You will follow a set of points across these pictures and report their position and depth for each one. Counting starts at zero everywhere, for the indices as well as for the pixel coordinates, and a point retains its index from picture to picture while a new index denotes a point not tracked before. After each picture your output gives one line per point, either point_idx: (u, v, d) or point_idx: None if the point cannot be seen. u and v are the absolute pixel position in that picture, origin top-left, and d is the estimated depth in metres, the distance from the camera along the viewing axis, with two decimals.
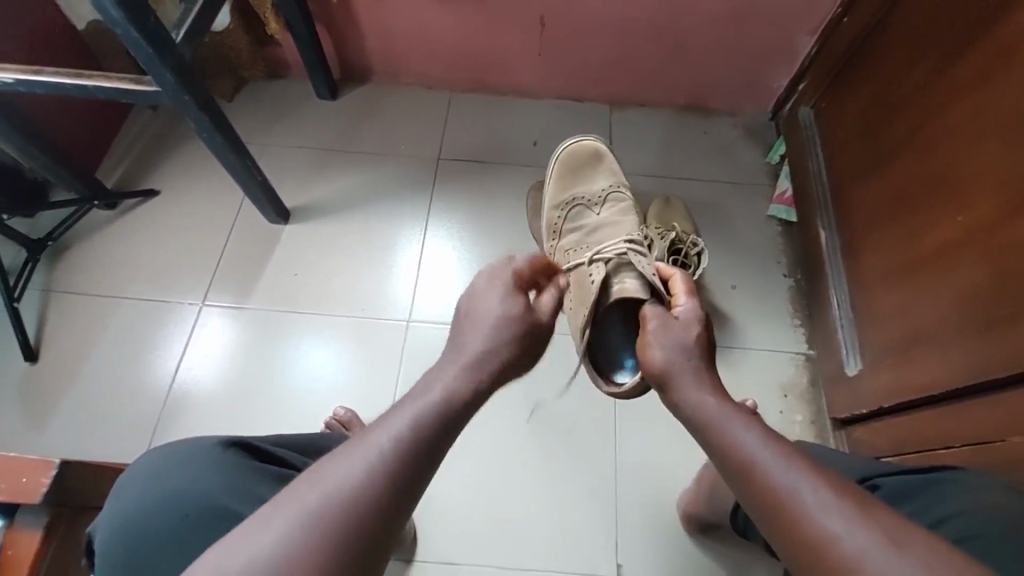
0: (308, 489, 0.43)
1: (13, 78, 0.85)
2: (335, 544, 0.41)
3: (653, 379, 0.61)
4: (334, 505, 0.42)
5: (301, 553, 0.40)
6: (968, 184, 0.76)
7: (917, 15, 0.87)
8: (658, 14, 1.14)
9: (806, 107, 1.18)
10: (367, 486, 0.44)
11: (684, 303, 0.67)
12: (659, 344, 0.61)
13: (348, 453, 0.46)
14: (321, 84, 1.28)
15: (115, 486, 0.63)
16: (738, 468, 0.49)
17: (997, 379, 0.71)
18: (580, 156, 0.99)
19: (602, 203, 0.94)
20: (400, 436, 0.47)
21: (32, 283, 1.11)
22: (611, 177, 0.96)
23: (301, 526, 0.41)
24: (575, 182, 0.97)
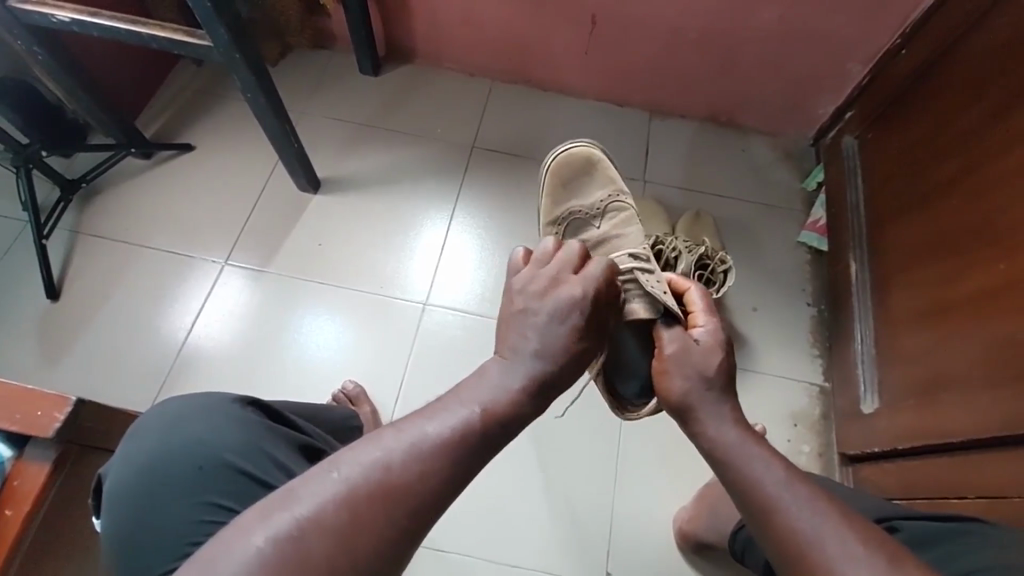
0: (326, 486, 0.43)
1: (69, 17, 0.86)
2: (357, 550, 0.41)
3: (671, 409, 0.59)
4: (361, 506, 0.42)
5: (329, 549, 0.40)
6: (1013, 233, 0.74)
7: (980, 54, 0.85)
8: (713, 27, 1.12)
9: (851, 137, 1.16)
10: (383, 500, 0.42)
11: (702, 324, 0.63)
12: (677, 373, 0.59)
13: (370, 456, 0.44)
14: (364, 58, 1.27)
15: (130, 431, 0.63)
16: (757, 502, 0.49)
17: (1018, 434, 0.69)
18: (574, 164, 0.87)
19: (602, 215, 0.85)
20: (428, 446, 0.45)
21: (62, 223, 1.13)
22: (609, 185, 0.87)
23: (327, 523, 0.41)
24: (571, 195, 0.87)
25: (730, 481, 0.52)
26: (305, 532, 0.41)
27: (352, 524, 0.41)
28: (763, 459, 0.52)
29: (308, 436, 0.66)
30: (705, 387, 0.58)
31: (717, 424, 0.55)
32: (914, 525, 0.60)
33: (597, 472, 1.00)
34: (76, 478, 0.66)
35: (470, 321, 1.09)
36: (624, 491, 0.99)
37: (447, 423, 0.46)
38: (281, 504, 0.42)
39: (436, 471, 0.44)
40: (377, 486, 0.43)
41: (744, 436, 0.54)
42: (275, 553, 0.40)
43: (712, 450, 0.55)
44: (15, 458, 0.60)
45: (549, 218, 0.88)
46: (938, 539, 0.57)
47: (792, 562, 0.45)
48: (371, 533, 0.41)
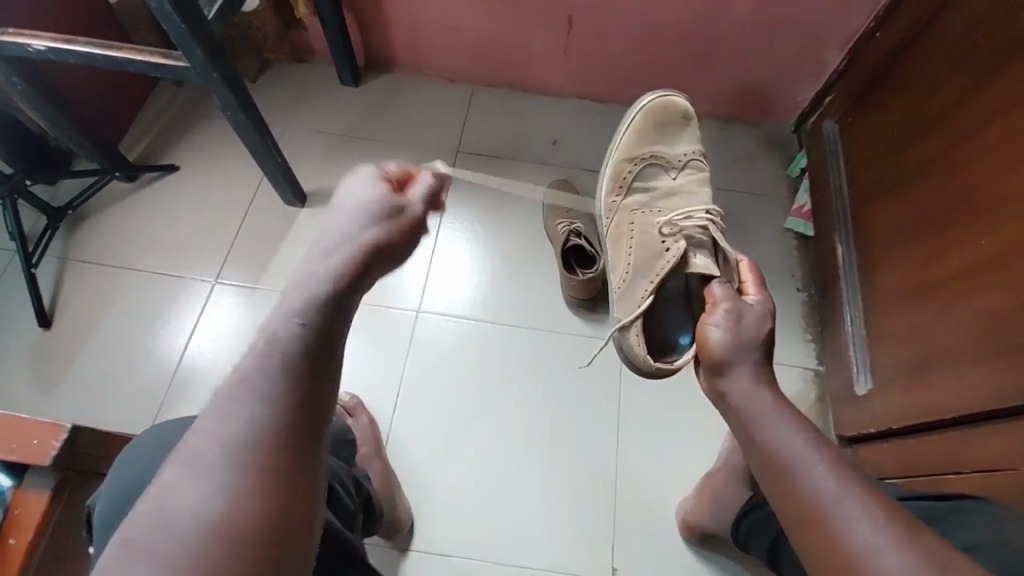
0: (204, 433, 0.43)
1: (46, 46, 0.86)
2: (269, 460, 0.43)
3: (707, 358, 0.59)
4: (254, 429, 0.43)
5: (245, 469, 0.42)
6: (994, 207, 0.75)
7: (952, 32, 0.86)
8: (689, 19, 1.13)
9: (831, 121, 1.17)
10: (264, 417, 0.44)
11: (754, 294, 0.65)
12: (722, 324, 0.59)
13: (230, 387, 0.45)
14: (344, 69, 1.28)
15: (122, 453, 0.63)
16: (774, 466, 0.50)
17: (1010, 407, 0.70)
18: (668, 115, 0.91)
19: (680, 168, 0.88)
20: (275, 355, 0.46)
21: (51, 250, 1.13)
22: (692, 144, 0.90)
23: (231, 456, 0.42)
24: (657, 140, 0.90)
25: (754, 442, 0.53)
26: (206, 471, 0.42)
27: (244, 449, 0.43)
28: (781, 426, 0.52)
29: None
30: (747, 350, 0.58)
31: (750, 388, 0.56)
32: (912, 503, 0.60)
33: (599, 467, 1.01)
34: (76, 505, 0.66)
35: (464, 325, 1.10)
36: (625, 485, 1.00)
37: (276, 326, 0.47)
38: (171, 465, 0.42)
39: (299, 377, 0.46)
40: (256, 410, 0.44)
41: (778, 403, 0.54)
42: (198, 507, 0.41)
43: (741, 409, 0.55)
44: (14, 488, 0.60)
45: (627, 155, 0.88)
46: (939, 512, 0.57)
47: (805, 524, 0.46)
48: (269, 454, 0.43)
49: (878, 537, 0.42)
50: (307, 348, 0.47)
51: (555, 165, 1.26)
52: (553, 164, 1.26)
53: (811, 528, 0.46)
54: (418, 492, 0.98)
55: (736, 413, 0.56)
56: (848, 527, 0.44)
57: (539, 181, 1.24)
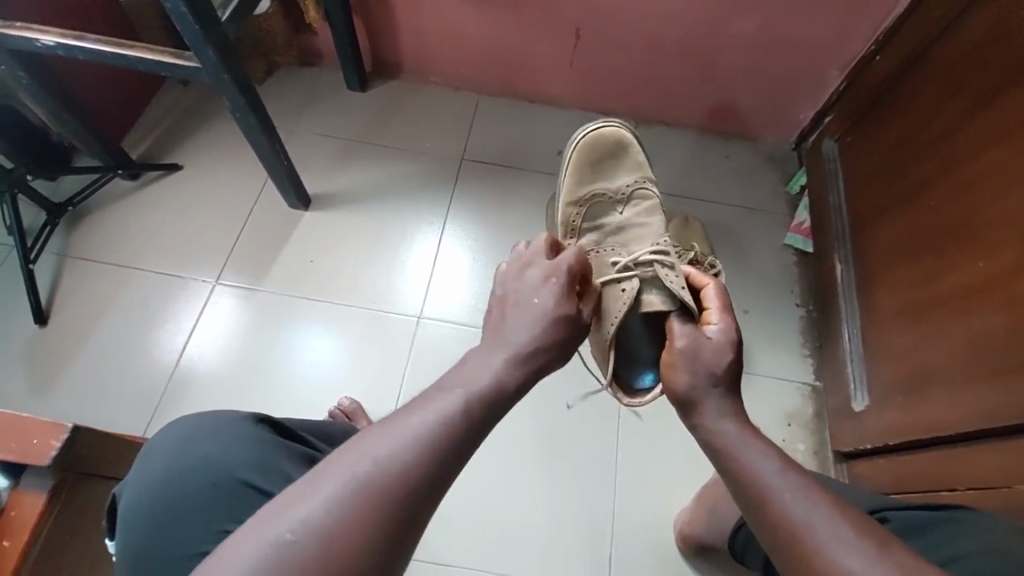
0: (321, 489, 0.42)
1: (55, 42, 0.86)
2: (374, 519, 0.41)
3: (673, 400, 0.60)
4: (378, 480, 0.42)
5: (348, 521, 0.41)
6: (991, 229, 0.76)
7: (952, 56, 0.88)
8: (693, 36, 1.15)
9: (830, 140, 1.18)
10: (377, 502, 0.42)
11: (716, 323, 0.63)
12: (684, 367, 0.60)
13: (365, 453, 0.44)
14: (352, 75, 1.28)
15: (140, 455, 0.62)
16: (750, 494, 0.50)
17: (1004, 427, 0.71)
18: (601, 148, 0.90)
19: (627, 201, 0.88)
20: (433, 423, 0.46)
21: (49, 247, 1.11)
22: (634, 172, 0.90)
23: (343, 499, 0.41)
24: (596, 177, 0.90)
25: (728, 473, 0.53)
26: (301, 539, 0.40)
27: (341, 536, 0.40)
28: (761, 451, 0.53)
29: (315, 450, 0.66)
30: (715, 380, 0.58)
31: (719, 418, 0.56)
32: (903, 514, 0.60)
33: (598, 477, 1.01)
34: (72, 508, 0.64)
35: (467, 332, 1.10)
36: (625, 496, 1.00)
37: (429, 415, 0.47)
38: (278, 511, 0.41)
39: (428, 474, 0.44)
40: (369, 490, 0.42)
41: (743, 431, 0.55)
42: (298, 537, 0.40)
43: (711, 440, 0.56)
44: (10, 488, 0.60)
45: (571, 198, 0.89)
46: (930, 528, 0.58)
47: (783, 551, 0.46)
48: (362, 536, 0.40)
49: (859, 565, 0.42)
50: (438, 444, 0.45)
51: (558, 176, 1.27)
52: (556, 175, 1.27)
53: (791, 553, 0.46)
54: None
55: (708, 444, 0.56)
56: (828, 554, 0.44)
57: (542, 191, 1.25)
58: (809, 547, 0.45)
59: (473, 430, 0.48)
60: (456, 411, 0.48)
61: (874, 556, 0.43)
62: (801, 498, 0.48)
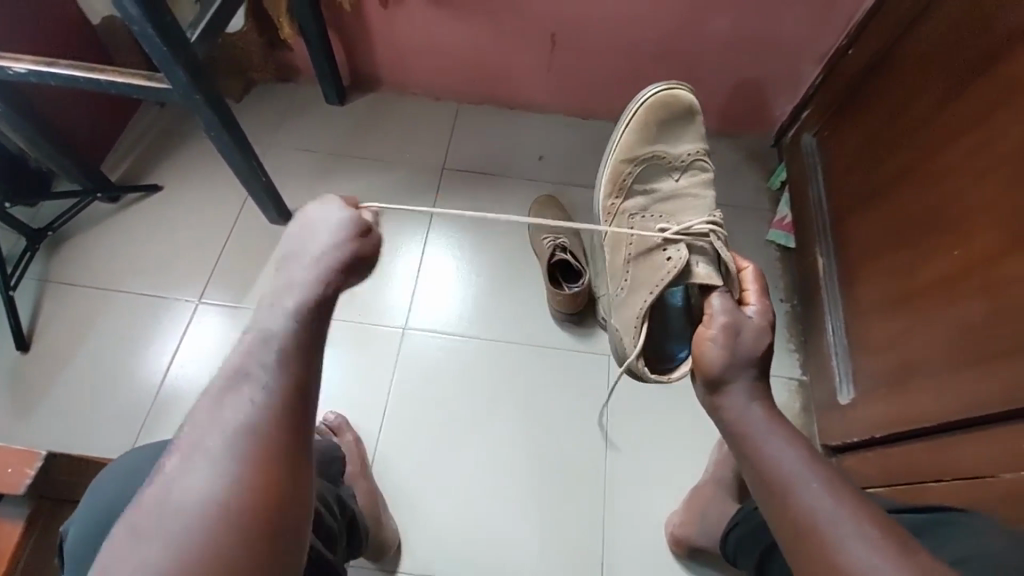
0: (190, 459, 0.47)
1: (27, 69, 0.86)
2: (251, 445, 0.47)
3: (703, 378, 0.60)
4: (237, 421, 0.48)
5: (228, 456, 0.47)
6: (965, 219, 0.77)
7: (926, 45, 0.88)
8: (668, 38, 1.16)
9: (808, 135, 1.19)
10: (239, 442, 0.47)
11: (754, 304, 0.67)
12: (720, 344, 0.60)
13: (213, 417, 0.49)
14: (329, 89, 1.29)
15: (90, 489, 0.62)
16: (769, 484, 0.51)
17: (987, 415, 0.71)
18: (670, 111, 0.87)
19: (684, 169, 0.85)
20: (260, 356, 0.52)
21: (30, 272, 1.11)
22: (696, 143, 0.87)
23: (217, 446, 0.47)
24: (659, 139, 0.86)
25: (750, 463, 0.54)
26: (193, 487, 0.46)
27: (214, 486, 0.45)
28: (783, 441, 0.54)
29: None
30: (743, 365, 0.59)
31: (742, 407, 0.57)
32: None
33: (587, 481, 1.01)
34: (51, 537, 0.64)
35: (450, 341, 1.10)
36: (615, 499, 1.00)
37: (250, 364, 0.51)
38: (161, 486, 0.46)
39: (273, 394, 0.50)
40: (228, 441, 0.48)
41: (770, 419, 0.56)
42: (189, 490, 0.45)
43: (734, 428, 0.57)
44: None
45: (629, 155, 0.85)
46: None
47: (798, 543, 0.47)
48: (246, 460, 0.47)
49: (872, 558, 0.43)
50: (279, 387, 0.51)
51: (539, 181, 1.27)
52: (537, 180, 1.27)
53: (805, 546, 0.47)
54: (404, 513, 0.97)
55: (731, 428, 0.57)
56: (839, 548, 0.44)
57: (523, 197, 1.25)
58: (825, 538, 0.46)
59: (298, 350, 0.53)
60: (275, 352, 0.52)
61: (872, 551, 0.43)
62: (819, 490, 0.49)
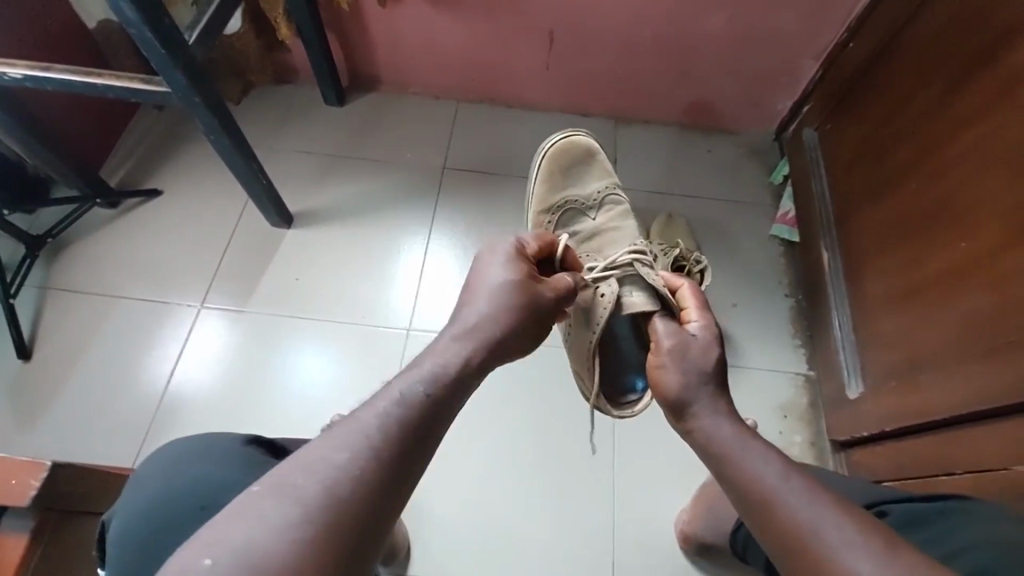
0: (322, 452, 0.44)
1: (22, 74, 0.85)
2: (388, 464, 0.45)
3: (667, 405, 0.60)
4: (384, 434, 0.46)
5: (366, 467, 0.44)
6: (971, 211, 0.76)
7: (922, 42, 0.88)
8: (667, 33, 1.15)
9: (810, 129, 1.19)
10: (379, 458, 0.44)
11: (696, 321, 0.64)
12: (674, 368, 0.60)
13: (355, 420, 0.46)
14: (328, 90, 1.28)
15: (131, 482, 0.61)
16: (754, 498, 0.49)
17: (997, 408, 0.71)
18: (573, 156, 0.94)
19: (598, 207, 0.91)
20: (432, 379, 0.51)
21: (30, 280, 1.10)
22: (604, 179, 0.94)
23: (359, 452, 0.44)
24: (568, 184, 0.93)
25: (727, 479, 0.52)
26: (323, 488, 0.42)
27: (354, 491, 0.42)
28: (760, 452, 0.51)
29: None
30: (704, 381, 0.58)
31: (714, 420, 0.55)
32: (902, 507, 0.59)
33: (595, 480, 1.00)
34: (56, 548, 0.63)
35: None
36: (624, 498, 0.99)
37: (409, 381, 0.50)
38: (296, 468, 0.43)
39: (422, 421, 0.48)
40: (377, 442, 0.45)
41: (741, 432, 0.54)
42: (321, 488, 0.42)
43: (707, 445, 0.55)
44: None
45: (543, 206, 0.92)
46: (928, 516, 0.57)
47: (792, 556, 0.44)
48: (377, 480, 0.44)
49: (867, 568, 0.41)
50: (428, 401, 0.49)
51: None
52: None
53: (799, 563, 0.44)
54: (412, 516, 0.96)
55: (705, 449, 0.55)
56: (836, 559, 0.42)
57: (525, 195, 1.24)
58: (814, 550, 0.43)
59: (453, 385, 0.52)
60: (437, 372, 0.52)
61: (874, 559, 0.41)
62: (804, 498, 0.46)
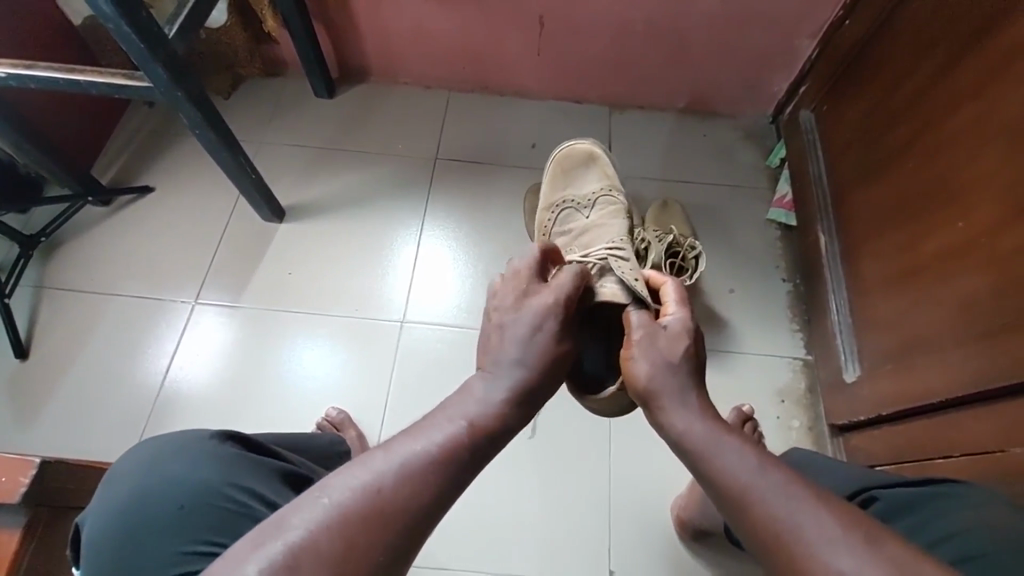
0: (376, 463, 0.45)
1: (4, 73, 0.84)
2: (430, 484, 0.45)
3: (637, 396, 0.58)
4: (432, 456, 0.46)
5: (407, 485, 0.44)
6: (969, 189, 0.75)
7: (920, 16, 0.86)
8: (658, 16, 1.13)
9: (807, 111, 1.16)
10: (423, 479, 0.45)
11: (673, 313, 0.63)
12: (642, 358, 0.58)
13: (411, 442, 0.47)
14: (318, 82, 1.27)
15: (102, 480, 0.61)
16: (733, 491, 0.47)
17: (994, 389, 0.70)
18: (574, 158, 0.95)
19: (591, 205, 0.90)
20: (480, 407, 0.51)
21: (26, 279, 1.11)
22: (603, 179, 0.93)
23: (403, 469, 0.45)
24: (568, 184, 0.94)
25: (708, 469, 0.50)
26: (362, 497, 0.43)
27: (399, 505, 0.43)
28: (738, 444, 0.50)
29: (290, 464, 0.65)
30: (672, 373, 0.57)
31: (684, 415, 0.54)
32: (891, 493, 0.58)
33: (591, 469, 1.00)
34: (49, 546, 0.64)
35: (449, 333, 1.09)
36: (620, 486, 0.99)
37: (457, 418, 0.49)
38: (346, 474, 0.45)
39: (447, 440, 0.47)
40: (422, 462, 0.46)
41: (713, 431, 0.52)
42: (359, 498, 0.43)
43: (679, 441, 0.53)
44: None
45: (545, 205, 0.94)
46: (921, 502, 0.56)
47: (774, 549, 0.44)
48: (416, 498, 0.44)
49: (851, 562, 0.40)
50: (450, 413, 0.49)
51: (533, 168, 1.25)
52: (531, 167, 1.25)
53: (782, 552, 0.43)
54: None
55: (678, 445, 0.53)
56: (818, 553, 0.41)
57: (519, 184, 1.23)
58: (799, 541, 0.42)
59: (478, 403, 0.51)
60: (480, 402, 0.51)
61: (859, 551, 0.40)
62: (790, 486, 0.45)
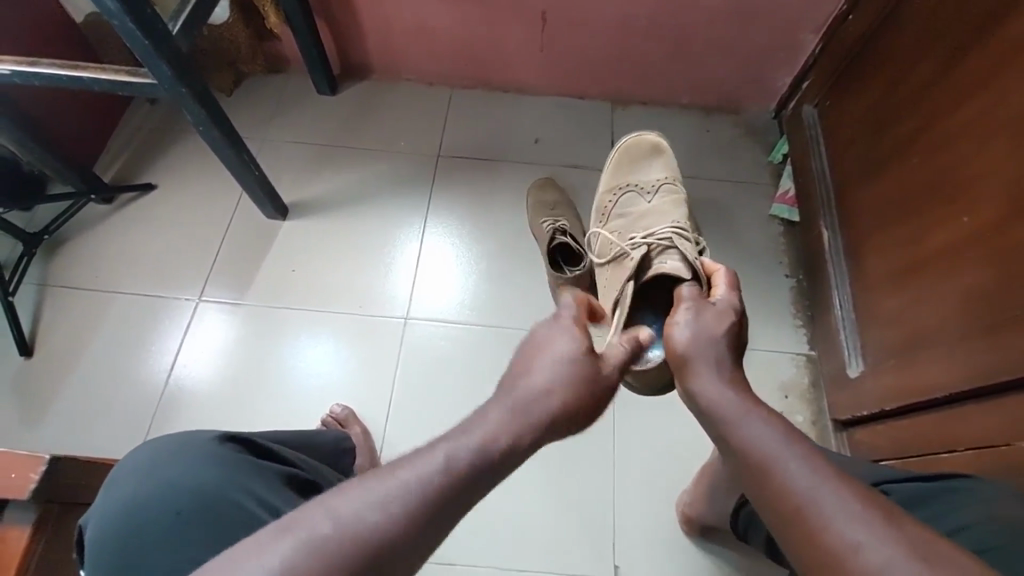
0: (359, 494, 0.42)
1: (9, 70, 0.84)
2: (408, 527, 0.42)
3: (673, 362, 0.60)
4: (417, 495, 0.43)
5: (386, 526, 0.41)
6: (973, 184, 0.75)
7: (925, 10, 0.86)
8: (661, 11, 1.13)
9: (810, 106, 1.16)
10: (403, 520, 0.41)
11: (722, 292, 0.65)
12: (685, 324, 0.60)
13: (400, 478, 0.43)
14: (321, 79, 1.27)
15: (105, 482, 0.61)
16: (745, 482, 0.47)
17: (998, 382, 0.70)
18: (638, 146, 0.97)
19: (654, 192, 0.93)
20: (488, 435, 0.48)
21: (29, 277, 1.11)
22: (667, 170, 0.95)
23: (387, 508, 0.42)
24: (632, 170, 0.97)
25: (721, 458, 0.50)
26: (338, 533, 0.40)
27: (374, 544, 0.40)
28: (747, 432, 0.50)
29: (293, 464, 0.64)
30: (713, 343, 0.58)
31: (713, 383, 0.55)
32: (903, 488, 0.59)
33: (596, 465, 1.00)
34: (58, 542, 0.64)
35: (453, 329, 1.09)
36: (625, 481, 0.99)
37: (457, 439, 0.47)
38: (329, 505, 0.41)
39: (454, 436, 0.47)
40: (406, 503, 0.42)
41: (744, 402, 0.52)
42: (336, 535, 0.40)
43: (707, 409, 0.54)
44: None
45: (607, 187, 0.98)
46: (929, 496, 0.57)
47: (784, 538, 0.44)
48: (391, 543, 0.41)
49: None
50: None
51: (536, 165, 1.25)
52: (534, 164, 1.25)
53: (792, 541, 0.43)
54: None
55: (707, 415, 0.54)
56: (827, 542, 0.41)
57: (521, 181, 1.23)
58: (809, 526, 0.42)
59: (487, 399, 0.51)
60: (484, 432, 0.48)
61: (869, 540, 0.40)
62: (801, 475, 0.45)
